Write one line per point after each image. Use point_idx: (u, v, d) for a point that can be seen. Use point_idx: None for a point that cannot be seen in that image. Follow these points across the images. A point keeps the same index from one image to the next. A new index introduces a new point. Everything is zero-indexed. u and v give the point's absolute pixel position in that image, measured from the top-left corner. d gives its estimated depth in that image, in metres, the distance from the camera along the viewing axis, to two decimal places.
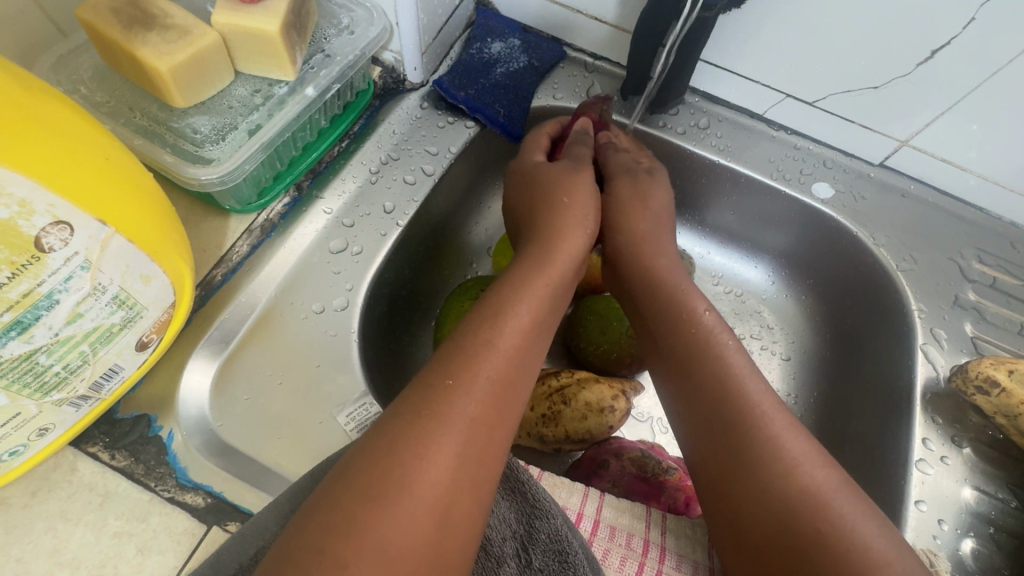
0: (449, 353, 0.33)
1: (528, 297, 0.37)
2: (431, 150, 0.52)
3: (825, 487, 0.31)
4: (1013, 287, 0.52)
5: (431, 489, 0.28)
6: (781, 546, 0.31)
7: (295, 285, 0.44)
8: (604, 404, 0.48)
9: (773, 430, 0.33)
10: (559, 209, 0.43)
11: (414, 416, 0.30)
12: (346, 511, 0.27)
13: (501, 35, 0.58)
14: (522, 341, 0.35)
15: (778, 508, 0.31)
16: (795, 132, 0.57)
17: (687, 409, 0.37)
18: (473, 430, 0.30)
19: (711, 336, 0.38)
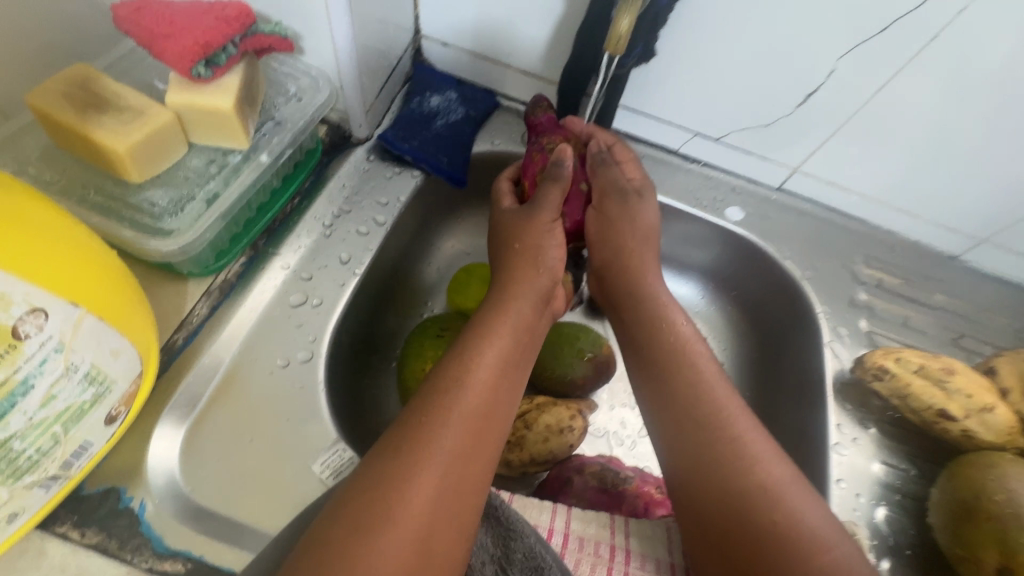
0: (428, 394, 0.36)
1: (501, 334, 0.40)
2: (381, 201, 0.56)
3: (777, 484, 0.36)
4: (895, 284, 0.62)
5: (413, 521, 0.31)
6: (737, 538, 0.35)
7: (258, 342, 0.45)
8: (563, 425, 0.52)
9: (739, 434, 0.38)
10: (533, 250, 0.46)
11: (397, 456, 0.33)
12: (335, 546, 0.29)
13: (437, 89, 0.62)
14: (496, 377, 0.38)
15: (735, 504, 0.36)
16: (706, 164, 0.64)
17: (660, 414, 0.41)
18: (452, 466, 0.33)
19: (691, 350, 0.43)
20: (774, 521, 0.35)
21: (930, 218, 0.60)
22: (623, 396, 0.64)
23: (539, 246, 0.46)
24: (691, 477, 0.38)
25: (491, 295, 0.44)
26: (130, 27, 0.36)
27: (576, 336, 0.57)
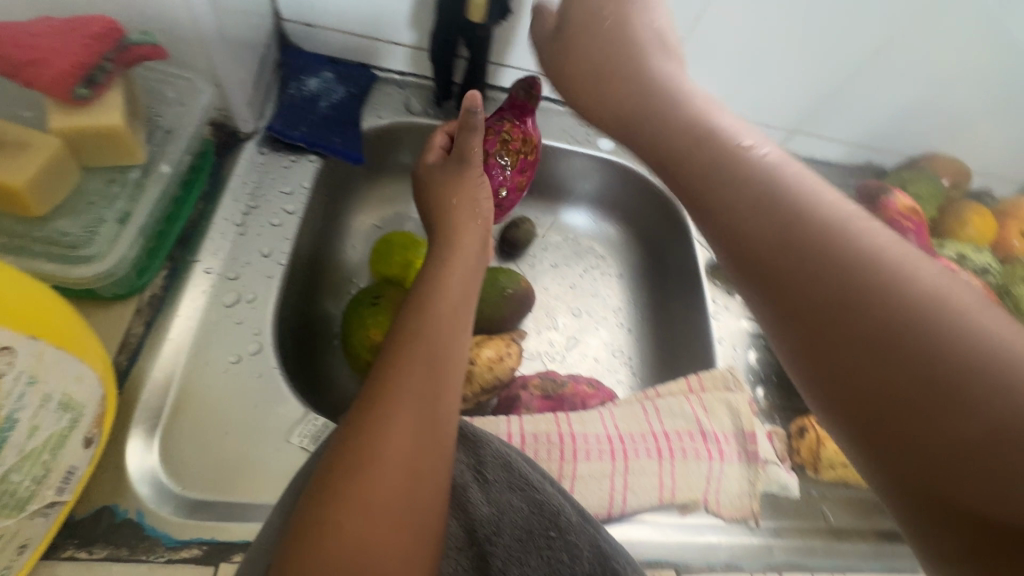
0: (390, 351, 0.41)
1: (447, 286, 0.46)
2: (286, 191, 0.57)
3: (909, 278, 0.24)
4: None
5: (394, 456, 0.37)
6: (859, 356, 0.24)
7: (205, 346, 0.47)
8: (502, 354, 0.60)
9: (813, 204, 0.27)
10: (461, 205, 0.52)
11: (370, 409, 0.38)
12: (337, 482, 0.35)
13: (313, 71, 0.64)
14: (449, 322, 0.44)
15: (879, 331, 0.23)
16: (573, 105, 0.75)
17: (744, 263, 0.27)
18: (424, 403, 0.39)
19: (734, 133, 0.31)
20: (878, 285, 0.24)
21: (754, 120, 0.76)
22: (548, 321, 0.75)
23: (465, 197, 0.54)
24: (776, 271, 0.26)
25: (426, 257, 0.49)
26: None
27: (496, 277, 0.66)
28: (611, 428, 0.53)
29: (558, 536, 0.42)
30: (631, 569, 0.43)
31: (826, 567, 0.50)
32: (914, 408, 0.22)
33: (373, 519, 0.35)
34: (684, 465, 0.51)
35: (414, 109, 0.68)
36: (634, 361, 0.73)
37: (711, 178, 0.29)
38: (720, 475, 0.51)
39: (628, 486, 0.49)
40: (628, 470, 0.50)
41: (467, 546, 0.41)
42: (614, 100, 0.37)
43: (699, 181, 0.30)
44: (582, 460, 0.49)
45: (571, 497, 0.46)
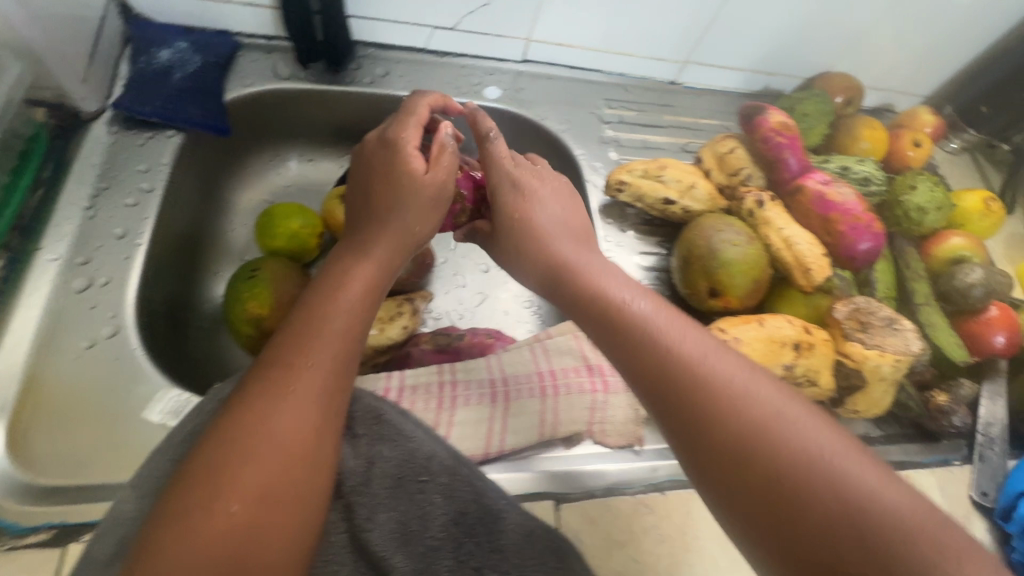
0: (287, 338, 0.38)
1: (363, 268, 0.43)
2: (141, 169, 0.55)
3: (845, 480, 0.30)
4: (631, 116, 0.76)
5: (278, 436, 0.34)
6: (797, 527, 0.29)
7: (53, 334, 0.45)
8: (393, 313, 0.60)
9: (783, 438, 0.31)
10: (394, 170, 0.48)
11: (259, 390, 0.35)
12: (208, 469, 0.32)
13: (165, 43, 0.61)
14: (362, 307, 0.42)
15: (754, 471, 0.31)
16: (457, 55, 0.72)
17: (697, 451, 0.33)
18: (324, 394, 0.37)
19: (700, 355, 0.36)
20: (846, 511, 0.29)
21: (643, 53, 0.75)
22: (455, 279, 0.75)
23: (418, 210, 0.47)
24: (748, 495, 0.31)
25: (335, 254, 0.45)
26: None
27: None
28: (495, 371, 0.53)
29: (429, 479, 0.43)
30: (503, 502, 0.44)
31: None
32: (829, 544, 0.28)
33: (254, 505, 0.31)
34: (569, 400, 0.51)
35: (282, 73, 0.65)
36: (542, 309, 0.74)
37: (706, 427, 0.33)
38: (605, 406, 0.52)
39: (507, 428, 0.49)
40: (507, 411, 0.50)
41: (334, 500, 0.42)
42: (601, 339, 0.41)
43: (579, 310, 0.43)
44: (460, 407, 0.50)
45: (442, 440, 0.46)
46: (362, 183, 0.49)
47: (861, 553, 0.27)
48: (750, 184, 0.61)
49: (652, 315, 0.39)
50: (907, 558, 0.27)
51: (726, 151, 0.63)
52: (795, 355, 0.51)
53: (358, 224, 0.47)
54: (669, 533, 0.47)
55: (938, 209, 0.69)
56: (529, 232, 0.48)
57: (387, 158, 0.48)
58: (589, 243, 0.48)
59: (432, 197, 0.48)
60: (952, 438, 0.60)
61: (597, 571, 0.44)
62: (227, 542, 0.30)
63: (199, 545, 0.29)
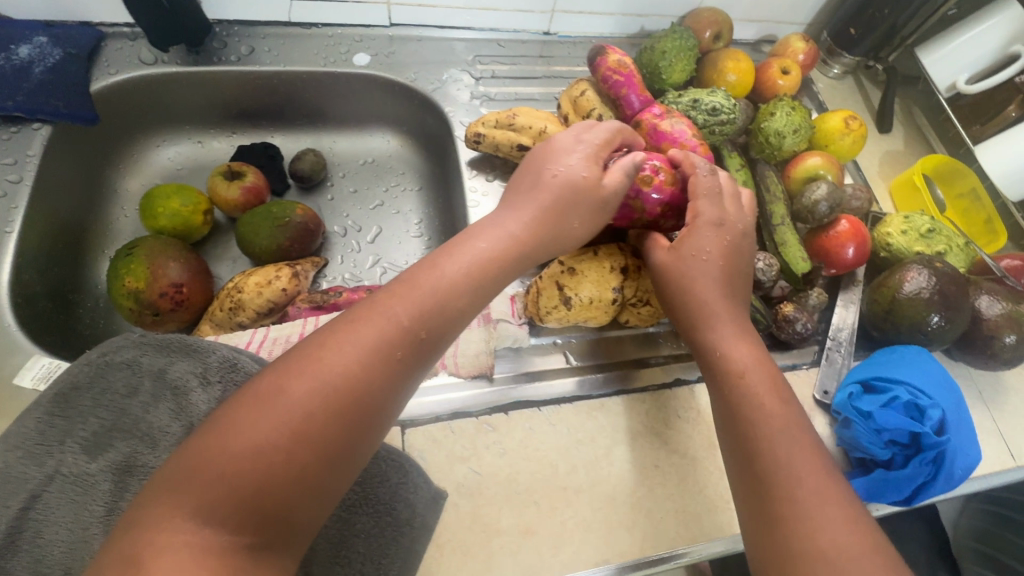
0: (353, 314, 0.38)
1: (468, 250, 0.44)
2: (9, 162, 0.59)
3: (826, 509, 0.38)
4: (503, 70, 0.79)
5: (340, 371, 0.35)
6: (778, 541, 0.38)
7: None
8: (271, 278, 0.64)
9: (790, 479, 0.40)
10: (545, 180, 0.49)
11: (359, 330, 0.37)
12: (228, 414, 0.33)
13: (23, 38, 0.63)
14: (447, 294, 0.41)
15: (767, 491, 0.40)
16: (323, 25, 0.74)
17: (732, 443, 0.44)
18: (346, 377, 0.35)
19: (775, 414, 0.43)
20: (813, 548, 0.37)
21: (507, 7, 0.77)
22: (350, 244, 0.79)
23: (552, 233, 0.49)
24: (757, 502, 0.41)
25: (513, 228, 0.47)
26: None
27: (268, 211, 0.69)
28: None
29: None
30: None
31: (555, 401, 0.55)
32: (780, 519, 0.39)
33: (299, 432, 0.33)
34: None
35: (146, 59, 0.68)
36: None
37: (747, 428, 0.43)
38: (458, 340, 0.56)
39: None
40: None
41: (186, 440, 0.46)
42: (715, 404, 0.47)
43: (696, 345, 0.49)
44: None
45: None
46: (521, 177, 0.52)
47: (805, 534, 0.38)
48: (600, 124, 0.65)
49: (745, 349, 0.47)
50: (809, 559, 0.37)
51: (577, 94, 0.66)
52: (621, 279, 0.55)
53: (512, 200, 0.49)
54: (509, 446, 0.52)
55: (797, 132, 0.72)
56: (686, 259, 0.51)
57: (548, 184, 0.49)
58: (736, 289, 0.50)
59: (586, 202, 0.49)
60: (803, 346, 0.65)
61: (438, 484, 0.49)
62: (243, 494, 0.31)
63: (225, 466, 0.31)
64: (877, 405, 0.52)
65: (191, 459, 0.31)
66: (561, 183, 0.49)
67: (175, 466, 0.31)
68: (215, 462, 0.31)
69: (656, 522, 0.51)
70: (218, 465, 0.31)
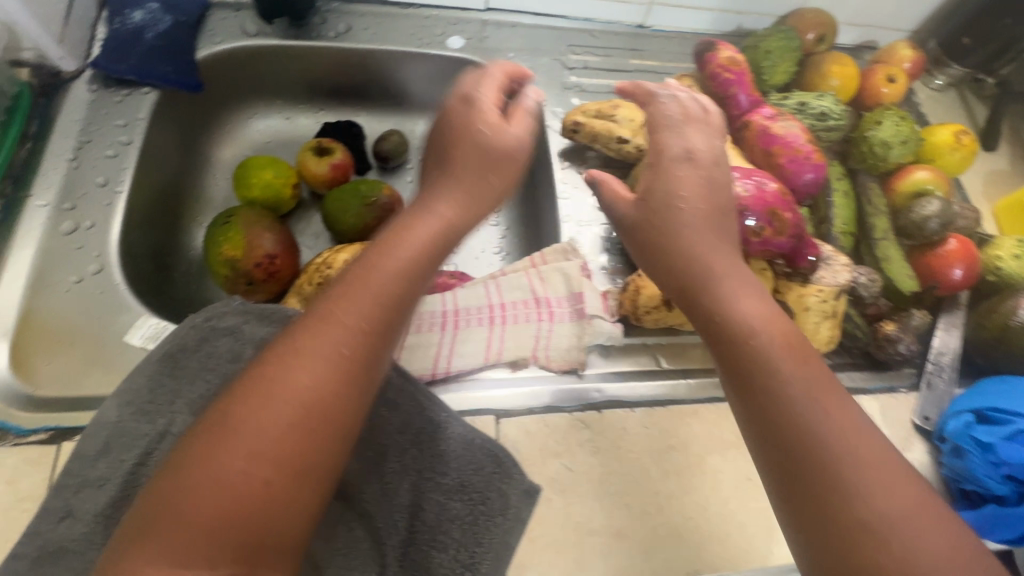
0: (313, 314, 0.34)
1: (423, 233, 0.39)
2: (120, 124, 0.60)
3: (883, 492, 0.30)
4: (596, 62, 0.77)
5: (294, 390, 0.31)
6: None
7: (45, 271, 0.51)
8: (359, 256, 0.64)
9: (879, 525, 0.29)
10: (469, 131, 0.45)
11: (309, 342, 0.33)
12: (189, 449, 0.30)
13: (137, 4, 0.64)
14: (401, 287, 0.36)
15: (845, 541, 0.30)
16: (419, 6, 0.74)
17: (770, 461, 0.33)
18: (318, 394, 0.32)
19: (842, 428, 0.32)
20: None
21: None
22: None
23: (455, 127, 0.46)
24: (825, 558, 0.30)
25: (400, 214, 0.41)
26: None
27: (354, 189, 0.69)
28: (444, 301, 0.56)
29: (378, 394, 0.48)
30: (447, 415, 0.48)
31: (646, 402, 0.54)
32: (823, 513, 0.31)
33: (266, 466, 0.30)
34: (515, 328, 0.55)
35: (250, 31, 0.68)
36: (509, 254, 0.76)
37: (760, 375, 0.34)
38: (549, 333, 0.55)
39: (454, 351, 0.53)
40: (457, 335, 0.54)
41: None
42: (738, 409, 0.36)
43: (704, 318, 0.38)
44: (412, 333, 0.53)
45: (395, 362, 0.50)
46: (432, 147, 0.47)
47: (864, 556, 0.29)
48: None
49: (755, 343, 0.35)
50: None
51: (681, 89, 0.64)
52: None
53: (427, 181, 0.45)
54: (603, 446, 0.50)
55: (904, 143, 0.68)
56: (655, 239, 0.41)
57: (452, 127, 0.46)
58: (727, 238, 0.40)
59: (506, 166, 0.45)
60: (902, 367, 0.62)
61: (532, 477, 0.48)
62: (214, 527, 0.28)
63: (190, 512, 0.28)
64: (998, 437, 0.50)
65: (153, 505, 0.29)
66: (461, 139, 0.45)
67: (136, 520, 0.28)
68: (177, 522, 0.28)
69: (751, 538, 0.49)
70: (184, 526, 0.28)
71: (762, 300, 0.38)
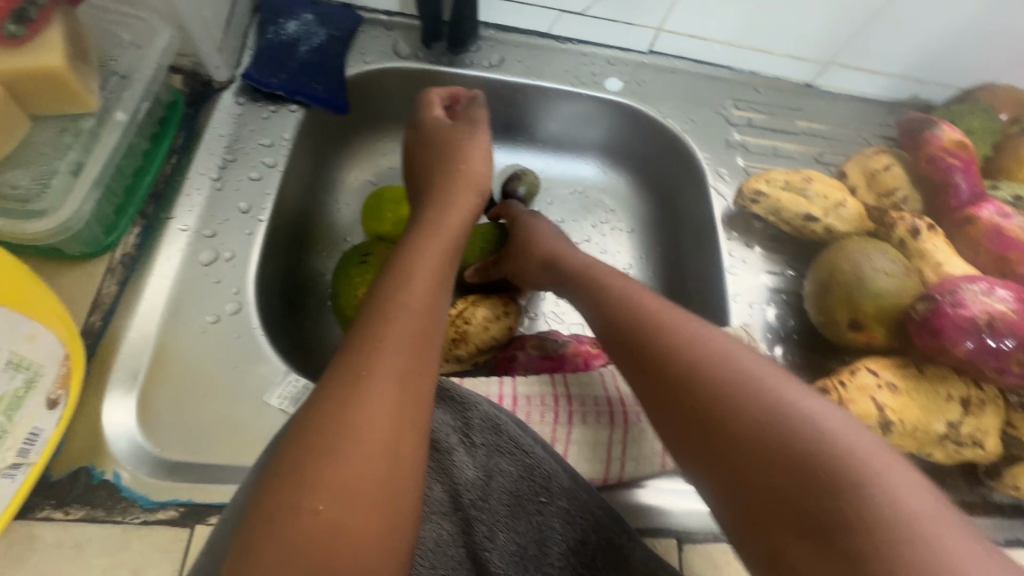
0: (361, 337, 0.36)
1: (430, 251, 0.44)
2: (265, 143, 0.54)
3: (903, 490, 0.26)
4: (761, 120, 0.70)
5: (378, 432, 0.32)
6: None
7: (180, 306, 0.45)
8: (499, 313, 0.57)
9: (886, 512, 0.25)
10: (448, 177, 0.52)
11: (346, 375, 0.34)
12: (277, 498, 0.30)
13: (292, 13, 0.59)
14: (435, 291, 0.41)
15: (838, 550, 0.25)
16: (579, 42, 0.68)
17: (729, 489, 0.30)
18: (408, 403, 0.34)
19: (809, 419, 0.29)
20: None
21: (782, 51, 0.68)
22: None
23: (445, 186, 0.51)
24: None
25: (406, 241, 0.45)
26: None
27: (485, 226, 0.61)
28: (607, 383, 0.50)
29: (548, 501, 0.41)
30: (626, 535, 0.41)
31: None
32: (785, 508, 0.28)
33: (343, 504, 0.30)
34: None
35: (402, 52, 0.63)
36: None
37: (668, 392, 0.34)
38: None
39: (626, 453, 0.46)
40: (628, 435, 0.46)
41: (451, 512, 0.40)
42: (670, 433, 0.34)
43: (628, 339, 0.38)
44: (577, 424, 0.47)
45: (565, 462, 0.43)
46: (431, 165, 0.54)
47: (836, 545, 0.25)
48: (906, 207, 0.54)
49: (663, 355, 0.35)
50: None
51: (881, 168, 0.56)
52: (961, 413, 0.45)
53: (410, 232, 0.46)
54: None
55: None
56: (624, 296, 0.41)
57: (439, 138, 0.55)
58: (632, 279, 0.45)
59: (469, 189, 0.52)
60: None
61: None
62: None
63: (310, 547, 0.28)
64: None
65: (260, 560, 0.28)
66: (455, 176, 0.52)
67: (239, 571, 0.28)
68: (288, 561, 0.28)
69: None
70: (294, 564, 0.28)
71: (661, 308, 0.39)
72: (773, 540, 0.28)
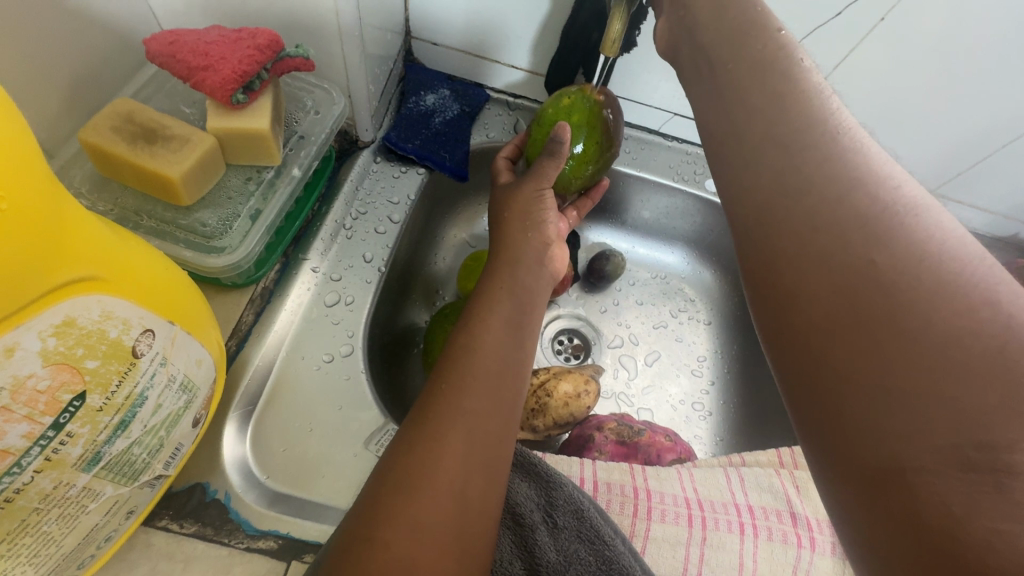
0: (436, 384, 0.38)
1: (509, 305, 0.43)
2: (393, 201, 0.60)
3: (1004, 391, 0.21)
4: None
5: (450, 480, 0.34)
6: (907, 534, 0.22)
7: (302, 342, 0.49)
8: (580, 390, 0.58)
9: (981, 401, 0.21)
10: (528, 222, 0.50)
11: (421, 418, 0.37)
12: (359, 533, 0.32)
13: (432, 87, 0.65)
14: (510, 333, 0.41)
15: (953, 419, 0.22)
16: (684, 141, 0.71)
17: (851, 330, 0.25)
18: (474, 459, 0.35)
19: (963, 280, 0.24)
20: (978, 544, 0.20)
21: None
22: (627, 361, 0.72)
23: (515, 207, 0.50)
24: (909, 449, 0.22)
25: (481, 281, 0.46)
26: (164, 60, 0.38)
27: (589, 121, 0.50)
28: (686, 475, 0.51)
29: None
30: None
31: None
32: (860, 332, 0.25)
33: (407, 549, 0.32)
34: (770, 548, 0.47)
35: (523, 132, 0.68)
36: (712, 416, 0.70)
37: (752, 156, 0.32)
38: (809, 567, 0.46)
39: (705, 560, 0.46)
40: (705, 542, 0.46)
41: None
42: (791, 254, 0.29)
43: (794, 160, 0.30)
44: (657, 521, 0.47)
45: (642, 560, 0.42)
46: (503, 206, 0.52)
47: (954, 368, 0.22)
48: None
49: (763, 129, 0.33)
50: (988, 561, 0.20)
51: None
52: None
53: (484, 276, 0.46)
54: None
55: None
56: (776, 91, 0.34)
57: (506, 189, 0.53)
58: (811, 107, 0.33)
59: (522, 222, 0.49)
60: None
61: None
62: None
63: None
64: None
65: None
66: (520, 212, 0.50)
67: None
68: None
69: None
70: None
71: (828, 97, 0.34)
72: (816, 320, 0.27)
